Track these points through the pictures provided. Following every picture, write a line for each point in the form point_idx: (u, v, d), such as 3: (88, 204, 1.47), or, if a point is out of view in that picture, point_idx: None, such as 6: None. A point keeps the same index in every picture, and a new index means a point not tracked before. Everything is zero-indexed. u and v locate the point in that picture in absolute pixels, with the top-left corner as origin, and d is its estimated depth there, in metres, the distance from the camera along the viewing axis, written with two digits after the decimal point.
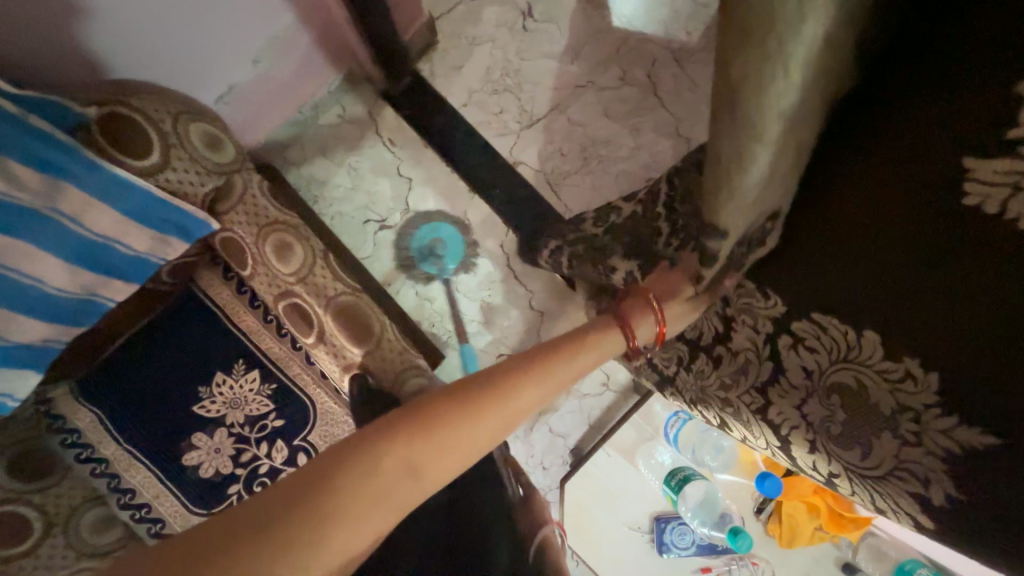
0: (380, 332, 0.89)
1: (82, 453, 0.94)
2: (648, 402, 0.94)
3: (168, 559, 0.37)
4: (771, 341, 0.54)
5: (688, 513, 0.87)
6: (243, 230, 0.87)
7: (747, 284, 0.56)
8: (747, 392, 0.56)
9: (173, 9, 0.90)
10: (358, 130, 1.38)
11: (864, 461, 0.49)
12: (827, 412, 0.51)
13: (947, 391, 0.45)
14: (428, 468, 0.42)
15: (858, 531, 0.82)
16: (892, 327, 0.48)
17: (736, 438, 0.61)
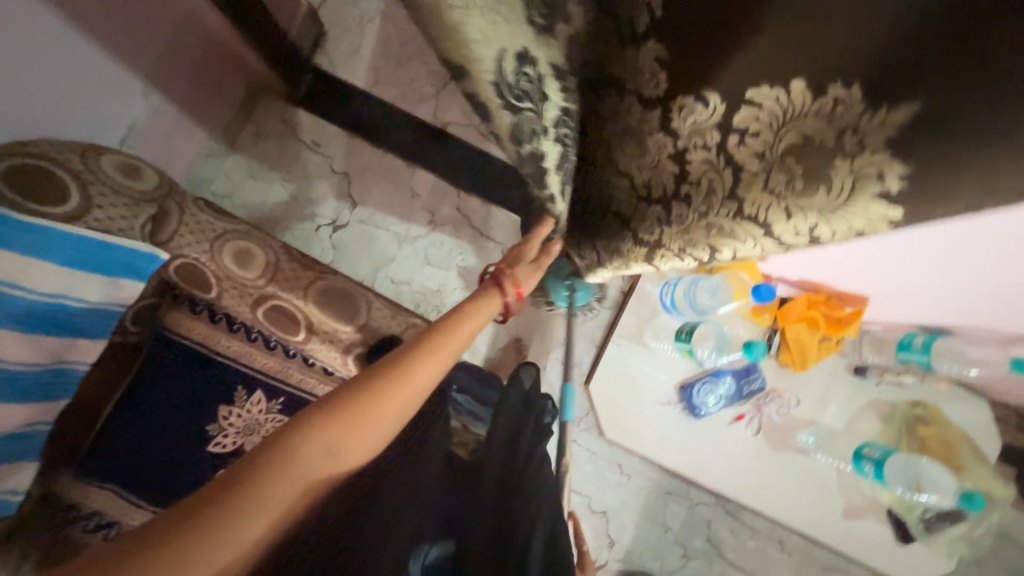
0: (367, 302, 0.88)
1: (109, 531, 0.89)
2: (641, 285, 0.96)
3: (120, 545, 0.47)
4: (723, 148, 0.55)
5: (707, 356, 0.92)
6: (193, 251, 0.83)
7: (685, 102, 0.56)
8: (722, 204, 0.57)
9: (57, 61, 0.88)
10: (278, 141, 1.36)
11: (829, 195, 0.46)
12: (786, 176, 0.49)
13: (880, 94, 0.39)
14: (344, 449, 0.55)
15: (856, 327, 0.87)
16: (809, 58, 0.42)
17: (730, 258, 0.63)
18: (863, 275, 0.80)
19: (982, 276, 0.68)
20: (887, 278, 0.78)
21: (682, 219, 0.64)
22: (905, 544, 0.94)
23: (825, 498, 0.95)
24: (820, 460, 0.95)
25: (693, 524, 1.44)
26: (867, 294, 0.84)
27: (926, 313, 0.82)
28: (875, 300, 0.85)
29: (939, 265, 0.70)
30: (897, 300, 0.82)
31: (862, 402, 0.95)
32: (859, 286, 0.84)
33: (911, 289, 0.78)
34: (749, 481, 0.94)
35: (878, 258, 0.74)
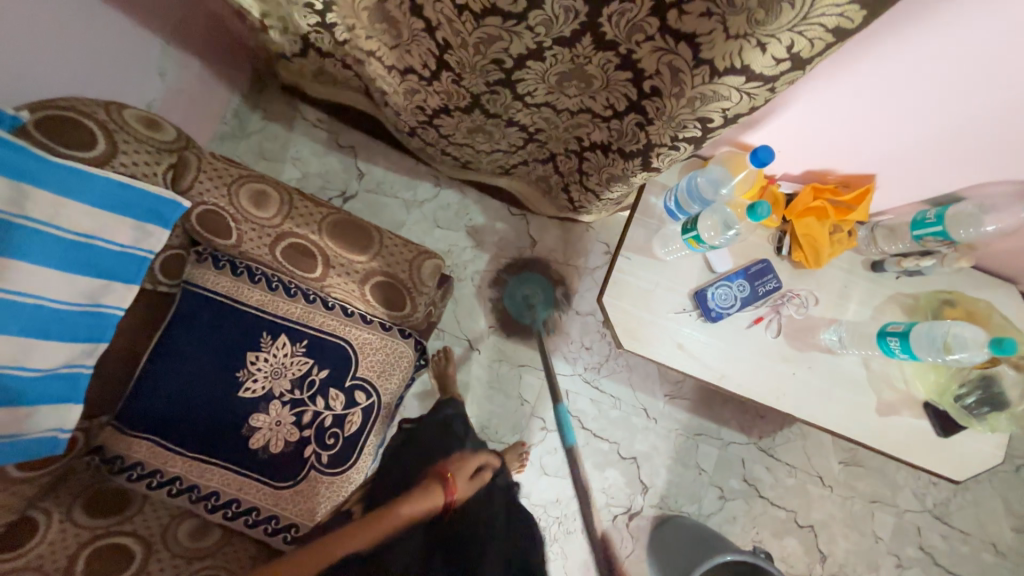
0: (381, 234, 0.90)
1: (153, 479, 0.92)
2: (644, 199, 0.95)
3: None
4: (665, 29, 0.60)
5: (716, 241, 0.86)
6: (214, 197, 0.88)
7: (613, 7, 0.60)
8: (695, 74, 0.62)
9: (90, 33, 0.92)
10: (285, 121, 1.43)
11: (795, 7, 0.51)
12: (747, 15, 0.54)
13: None
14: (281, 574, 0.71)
15: (865, 210, 0.88)
16: None
17: (725, 122, 0.67)
18: (819, 130, 0.81)
19: (923, 92, 0.69)
20: (840, 125, 0.79)
21: (660, 111, 0.70)
22: (943, 437, 0.93)
23: (856, 396, 0.93)
24: (849, 356, 0.93)
25: (727, 464, 1.42)
26: (832, 151, 0.85)
27: (898, 157, 0.81)
28: (844, 154, 0.85)
29: (877, 91, 0.71)
30: (860, 149, 0.82)
31: (884, 296, 0.94)
32: (823, 146, 0.84)
33: (866, 130, 0.78)
34: (775, 384, 0.93)
35: (822, 102, 0.75)
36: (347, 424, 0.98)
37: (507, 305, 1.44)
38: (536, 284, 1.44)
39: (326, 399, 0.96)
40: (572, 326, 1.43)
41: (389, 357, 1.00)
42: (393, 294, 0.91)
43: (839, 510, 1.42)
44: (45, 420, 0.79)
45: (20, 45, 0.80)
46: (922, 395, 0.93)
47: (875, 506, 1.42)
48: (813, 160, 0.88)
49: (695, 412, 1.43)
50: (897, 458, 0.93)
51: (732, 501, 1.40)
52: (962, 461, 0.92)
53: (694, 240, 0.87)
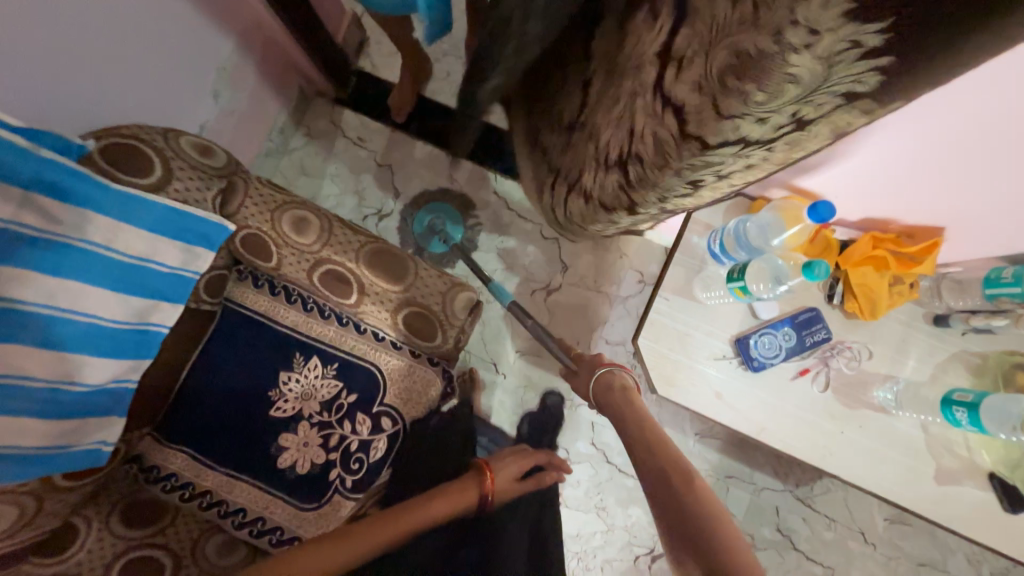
0: (415, 264, 0.90)
1: (185, 491, 0.95)
2: (686, 238, 0.91)
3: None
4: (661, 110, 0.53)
5: (764, 291, 0.83)
6: (258, 222, 0.90)
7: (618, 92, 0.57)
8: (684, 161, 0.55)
9: (154, 62, 0.97)
10: (328, 140, 1.47)
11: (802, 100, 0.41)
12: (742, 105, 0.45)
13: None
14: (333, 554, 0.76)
15: (930, 264, 0.81)
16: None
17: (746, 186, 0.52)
18: (863, 171, 0.75)
19: (980, 142, 0.62)
20: (887, 167, 0.72)
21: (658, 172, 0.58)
22: (1013, 513, 0.84)
23: (911, 461, 0.87)
24: (904, 417, 0.87)
25: (759, 511, 1.34)
26: (877, 193, 0.78)
27: (955, 204, 0.74)
28: (890, 198, 0.78)
29: (927, 136, 0.65)
30: (910, 193, 0.76)
31: (945, 354, 0.88)
32: (868, 187, 0.78)
33: (915, 173, 0.71)
34: (821, 442, 0.87)
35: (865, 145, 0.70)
36: (372, 450, 0.98)
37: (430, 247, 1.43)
38: (566, 310, 1.42)
39: (353, 424, 0.97)
40: (600, 355, 1.40)
41: (417, 384, 1.00)
42: (425, 325, 0.90)
43: (883, 570, 1.32)
44: (92, 432, 0.82)
45: (88, 75, 0.85)
46: (988, 464, 0.86)
47: (923, 570, 1.32)
48: (866, 207, 0.83)
49: (726, 453, 1.36)
50: (957, 533, 0.86)
51: (764, 551, 1.33)
52: None
53: (740, 289, 0.84)
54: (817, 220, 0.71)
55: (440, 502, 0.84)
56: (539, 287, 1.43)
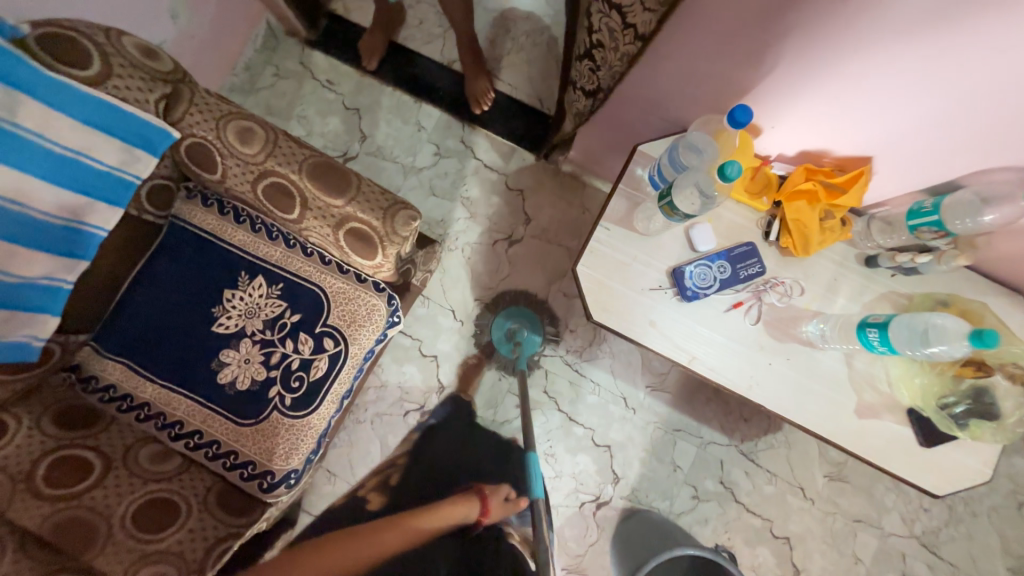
0: (360, 181, 0.89)
1: (122, 403, 0.96)
2: (630, 170, 0.93)
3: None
4: None
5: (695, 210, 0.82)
6: (203, 130, 0.89)
7: None
8: None
9: None
10: (297, 80, 1.46)
11: None
12: None
13: None
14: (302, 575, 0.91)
15: (858, 195, 0.84)
16: None
17: None
18: (824, 75, 0.71)
19: (919, 56, 0.63)
20: (850, 67, 0.68)
21: (604, 60, 0.83)
22: (926, 447, 0.87)
23: (834, 394, 0.89)
24: (831, 351, 0.89)
25: (704, 464, 1.37)
26: (833, 103, 0.75)
27: (913, 143, 0.76)
28: (845, 110, 0.76)
29: (904, 65, 0.65)
30: (865, 103, 0.73)
31: (875, 292, 0.90)
32: (826, 95, 0.75)
33: (874, 77, 0.68)
34: (749, 372, 0.89)
35: (831, 41, 0.65)
36: (313, 369, 0.99)
37: (523, 338, 1.36)
38: (526, 262, 1.43)
39: (295, 342, 0.97)
40: (556, 307, 1.42)
41: (360, 308, 1.00)
42: (363, 243, 0.90)
43: (819, 525, 1.36)
44: (22, 327, 0.82)
45: None
46: (907, 401, 0.88)
47: (857, 526, 1.36)
48: (812, 133, 0.82)
49: (675, 407, 1.39)
50: (873, 464, 0.88)
51: (706, 502, 1.36)
52: (946, 475, 0.87)
53: (668, 207, 0.83)
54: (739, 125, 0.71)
55: (441, 511, 1.04)
56: (501, 237, 1.44)
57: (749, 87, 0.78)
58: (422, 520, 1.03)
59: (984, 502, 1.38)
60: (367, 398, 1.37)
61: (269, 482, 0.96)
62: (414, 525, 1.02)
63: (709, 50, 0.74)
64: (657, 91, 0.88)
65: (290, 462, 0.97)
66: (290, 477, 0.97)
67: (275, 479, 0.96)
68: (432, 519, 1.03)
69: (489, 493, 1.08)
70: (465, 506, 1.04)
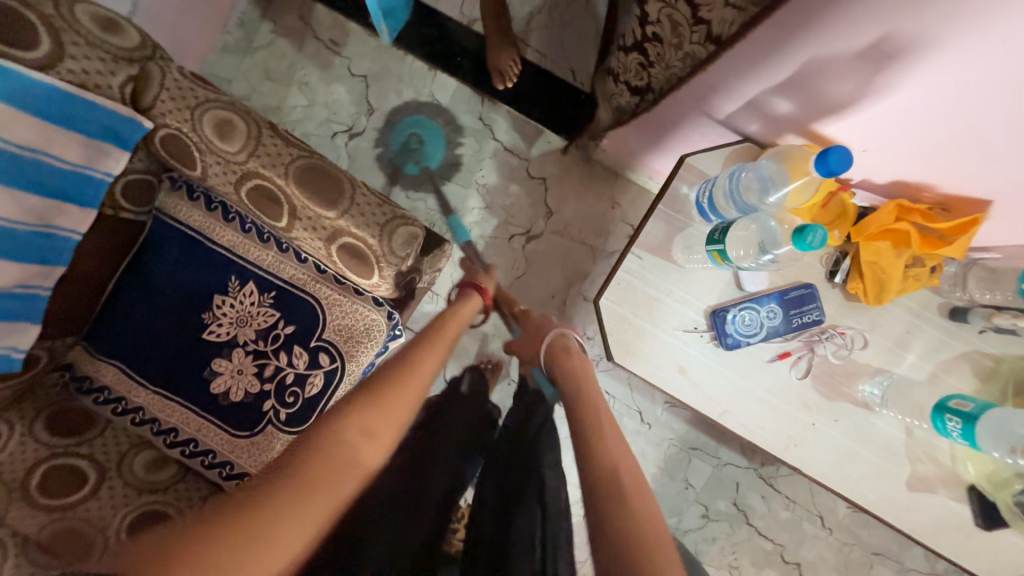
0: (353, 188, 0.77)
1: (117, 406, 0.92)
2: (673, 187, 0.77)
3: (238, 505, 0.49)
4: None
5: (746, 260, 0.69)
6: (176, 121, 0.77)
7: None
8: None
9: None
10: (298, 40, 1.29)
11: None
12: None
13: None
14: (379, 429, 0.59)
15: (961, 248, 0.66)
16: None
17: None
18: (911, 84, 0.54)
19: None
20: (951, 73, 0.51)
21: (660, 58, 0.72)
22: (985, 530, 0.76)
23: (884, 463, 0.78)
24: (888, 417, 0.77)
25: (718, 484, 1.31)
26: (926, 120, 0.58)
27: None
28: (942, 129, 0.58)
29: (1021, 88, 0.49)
30: (971, 121, 0.55)
31: (953, 353, 0.76)
32: (917, 110, 0.57)
33: (973, 102, 0.53)
34: (787, 430, 0.79)
35: (940, 52, 0.49)
36: (308, 385, 0.92)
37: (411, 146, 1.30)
38: (545, 259, 1.30)
39: (288, 356, 0.91)
40: (574, 311, 1.30)
41: (358, 323, 0.92)
42: (357, 262, 0.79)
43: (833, 553, 1.30)
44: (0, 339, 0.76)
45: None
46: (970, 476, 0.77)
47: (875, 558, 1.29)
48: (893, 164, 0.66)
49: (694, 424, 1.30)
50: (919, 542, 0.78)
51: (716, 522, 1.31)
52: (1001, 562, 0.77)
53: (717, 254, 0.71)
54: (825, 171, 0.57)
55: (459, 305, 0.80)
56: (519, 230, 1.30)
57: (843, 103, 0.61)
58: (432, 354, 0.68)
59: None
60: None
61: None
62: (419, 364, 0.66)
63: (787, 48, 0.57)
64: (721, 95, 0.70)
65: None
66: None
67: None
68: (442, 340, 0.72)
69: (485, 282, 0.87)
70: (471, 302, 0.82)
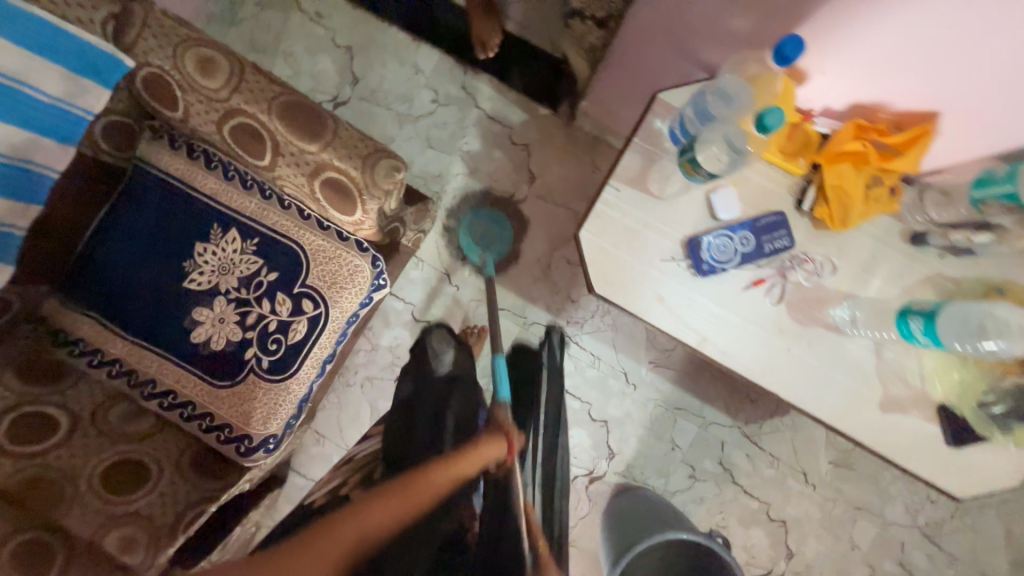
0: (336, 123, 0.79)
1: (94, 358, 0.90)
2: (647, 122, 0.81)
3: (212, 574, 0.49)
4: None
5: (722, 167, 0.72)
6: (158, 58, 0.77)
7: None
8: None
9: None
10: (282, 12, 1.32)
11: None
12: None
13: None
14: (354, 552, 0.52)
15: (913, 159, 0.72)
16: None
17: None
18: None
19: None
20: None
21: None
22: (955, 447, 0.79)
23: (856, 385, 0.80)
24: (858, 338, 0.80)
25: (703, 444, 1.32)
26: (889, 21, 0.61)
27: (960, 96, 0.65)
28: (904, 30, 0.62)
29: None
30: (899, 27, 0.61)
31: (918, 276, 0.79)
32: (882, 9, 0.60)
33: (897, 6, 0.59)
34: (763, 357, 0.81)
35: None
36: (291, 332, 0.92)
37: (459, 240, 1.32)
38: (529, 224, 1.32)
39: (271, 303, 0.90)
40: (559, 275, 1.32)
41: (341, 270, 0.92)
42: (340, 196, 0.80)
43: (818, 510, 1.32)
44: None
45: None
46: (939, 396, 0.79)
47: (858, 513, 1.31)
48: (842, 85, 0.72)
49: (679, 385, 1.32)
50: (893, 463, 0.80)
51: (702, 482, 1.32)
52: (972, 478, 0.79)
53: (690, 162, 0.71)
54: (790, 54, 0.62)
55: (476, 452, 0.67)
56: (503, 195, 1.32)
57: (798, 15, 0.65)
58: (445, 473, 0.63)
59: (994, 496, 1.32)
60: (357, 361, 1.32)
61: (246, 447, 0.92)
62: (429, 481, 0.62)
63: None
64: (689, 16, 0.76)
65: (269, 428, 0.92)
66: (268, 442, 0.93)
67: (252, 444, 0.92)
68: (436, 484, 0.62)
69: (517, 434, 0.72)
70: (492, 448, 0.68)
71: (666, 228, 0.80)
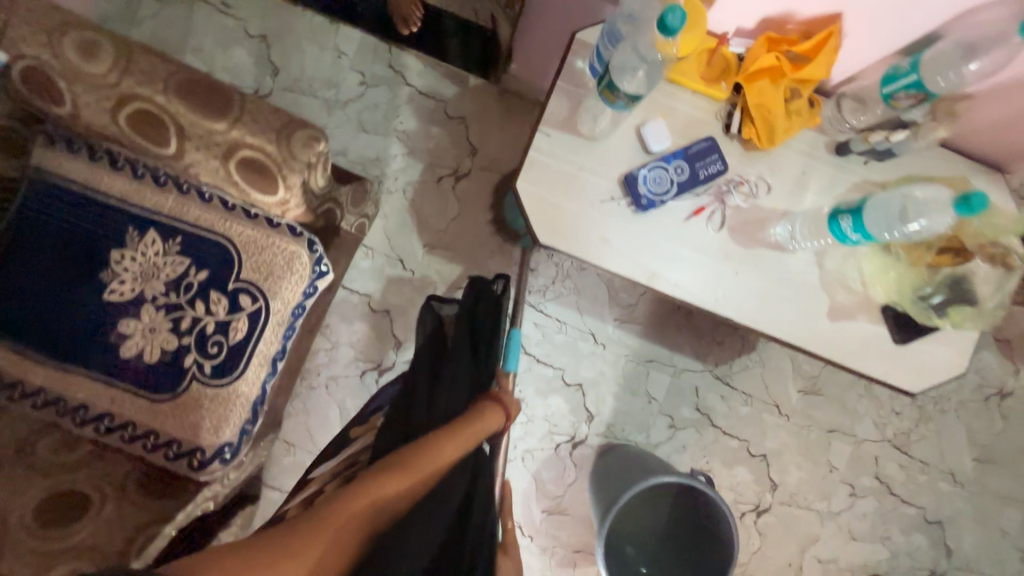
0: (243, 99, 0.74)
1: (14, 392, 0.83)
2: (569, 65, 0.80)
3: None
4: None
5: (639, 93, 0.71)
6: (31, 47, 0.70)
7: None
8: None
9: None
10: (187, 7, 1.24)
11: None
12: None
13: None
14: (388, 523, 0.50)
15: (825, 66, 0.74)
16: None
17: None
18: None
19: None
20: None
21: None
22: (902, 344, 0.82)
23: (802, 299, 0.82)
24: (801, 252, 0.81)
25: (678, 392, 1.33)
26: None
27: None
28: None
29: None
30: None
31: (845, 185, 0.81)
32: None
33: None
34: (714, 285, 0.81)
35: None
36: (231, 331, 0.86)
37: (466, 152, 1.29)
38: (476, 198, 1.30)
39: (204, 303, 0.85)
40: (515, 245, 1.30)
41: (277, 258, 0.87)
42: (260, 175, 0.76)
43: (794, 438, 1.35)
44: None
45: None
46: (882, 298, 0.82)
47: (832, 435, 1.36)
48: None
49: (647, 337, 1.33)
50: (847, 368, 0.83)
51: (683, 430, 1.33)
52: (922, 372, 0.82)
53: (608, 90, 0.70)
54: None
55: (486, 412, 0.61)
56: (446, 173, 1.29)
57: None
58: (454, 441, 0.55)
59: (953, 398, 1.39)
60: (318, 362, 1.27)
61: (200, 459, 0.86)
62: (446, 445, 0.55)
63: None
64: None
65: (222, 436, 0.87)
66: (224, 452, 0.87)
67: (206, 455, 0.86)
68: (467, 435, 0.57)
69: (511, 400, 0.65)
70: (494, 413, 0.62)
71: (603, 169, 0.79)
